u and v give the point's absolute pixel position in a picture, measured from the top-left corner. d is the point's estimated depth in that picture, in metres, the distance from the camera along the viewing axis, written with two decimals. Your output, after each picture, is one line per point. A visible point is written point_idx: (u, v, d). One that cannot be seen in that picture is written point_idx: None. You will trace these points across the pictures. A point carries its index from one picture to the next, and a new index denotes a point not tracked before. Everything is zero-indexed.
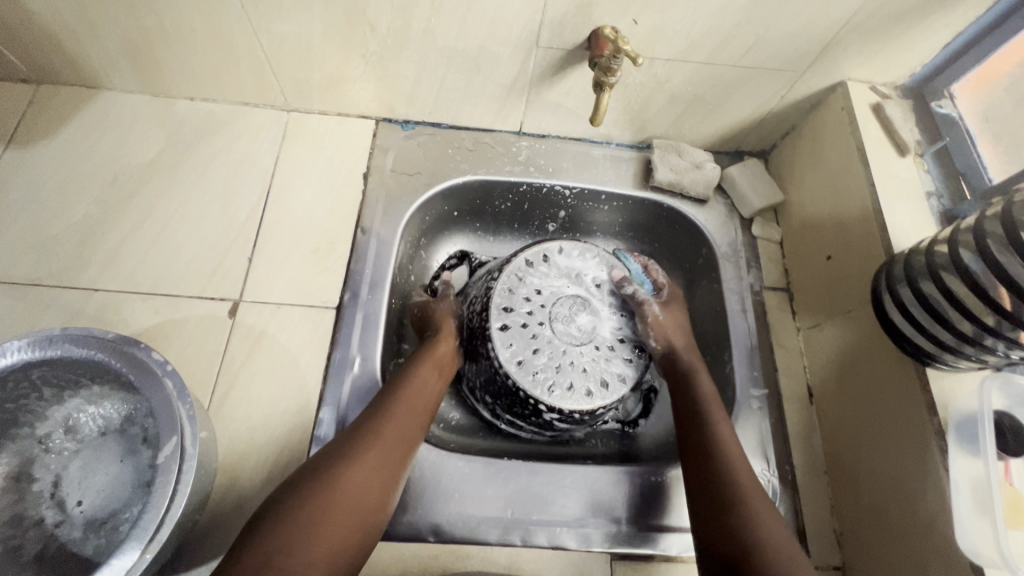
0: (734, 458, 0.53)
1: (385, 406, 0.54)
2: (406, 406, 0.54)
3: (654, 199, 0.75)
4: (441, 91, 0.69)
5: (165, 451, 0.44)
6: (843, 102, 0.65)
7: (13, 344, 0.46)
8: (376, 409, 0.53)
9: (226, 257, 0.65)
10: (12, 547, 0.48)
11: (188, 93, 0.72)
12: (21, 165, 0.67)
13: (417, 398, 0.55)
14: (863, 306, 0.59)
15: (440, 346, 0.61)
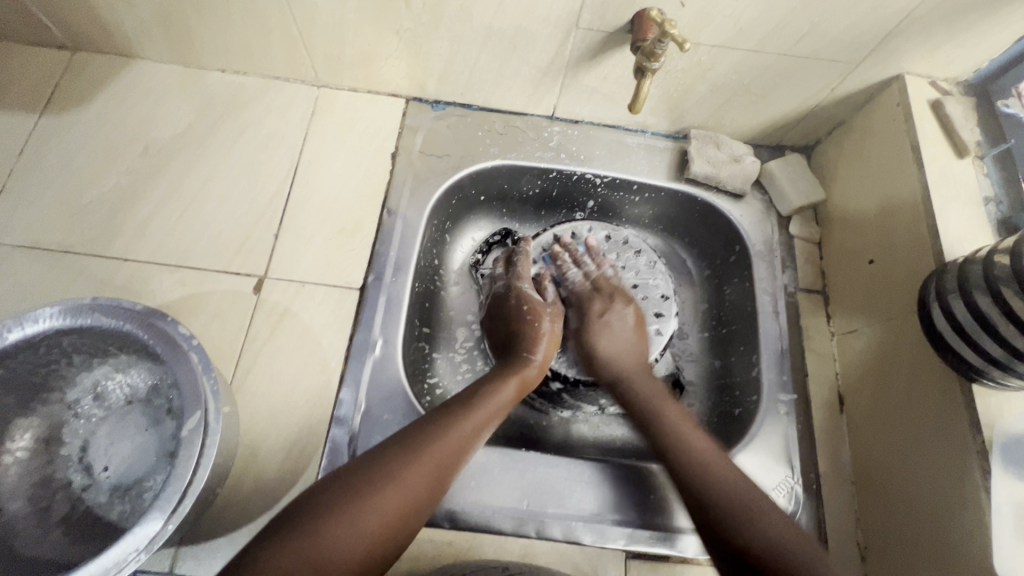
0: (701, 451, 0.50)
1: (450, 416, 0.49)
2: (477, 421, 0.49)
3: (689, 192, 0.73)
4: (474, 72, 0.67)
5: (189, 425, 0.45)
6: (899, 97, 0.62)
7: (46, 312, 0.46)
8: (438, 422, 0.48)
9: (253, 233, 0.65)
10: (41, 508, 0.49)
11: (219, 65, 0.71)
12: (55, 133, 0.67)
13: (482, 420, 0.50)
14: (905, 315, 0.56)
15: (533, 369, 0.57)
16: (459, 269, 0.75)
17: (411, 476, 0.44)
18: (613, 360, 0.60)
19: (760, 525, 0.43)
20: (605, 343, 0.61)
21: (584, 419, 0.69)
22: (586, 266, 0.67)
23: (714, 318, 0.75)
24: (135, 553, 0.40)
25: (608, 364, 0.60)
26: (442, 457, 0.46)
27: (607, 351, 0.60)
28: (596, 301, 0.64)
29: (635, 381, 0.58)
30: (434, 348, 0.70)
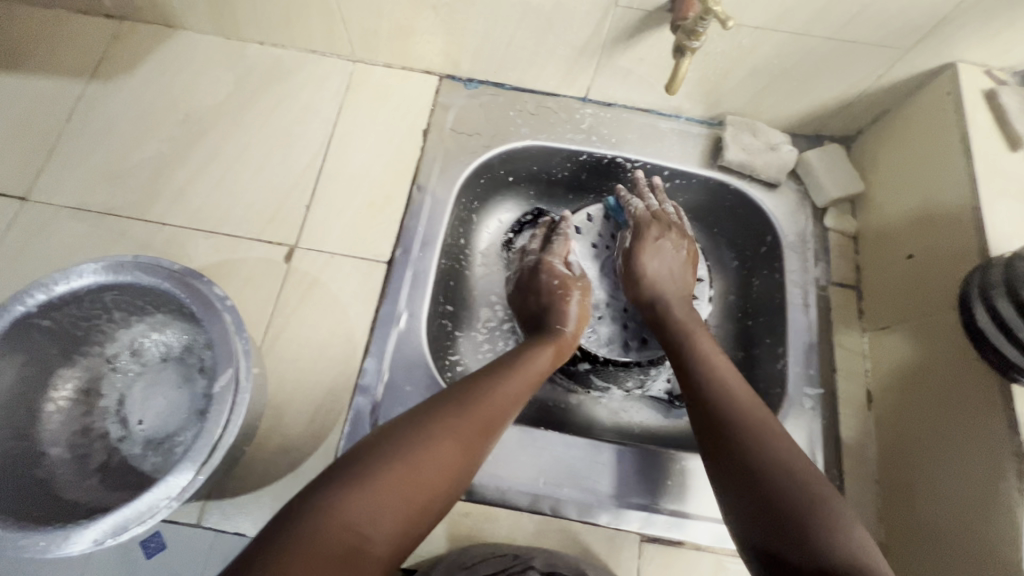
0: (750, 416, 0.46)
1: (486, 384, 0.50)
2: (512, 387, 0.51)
3: (721, 179, 0.71)
4: (508, 50, 0.67)
5: (221, 382, 0.46)
6: (950, 86, 0.59)
7: (91, 266, 0.48)
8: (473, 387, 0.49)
9: (286, 202, 0.66)
10: (80, 455, 0.52)
11: (259, 38, 0.72)
12: (102, 99, 0.70)
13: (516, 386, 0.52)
14: (944, 311, 0.54)
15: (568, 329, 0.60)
16: (485, 250, 0.75)
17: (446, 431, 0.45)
18: (662, 287, 0.62)
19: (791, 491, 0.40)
20: (654, 266, 0.63)
21: (606, 402, 0.69)
22: (648, 201, 0.68)
23: (741, 310, 0.73)
24: (168, 499, 0.42)
25: (657, 289, 0.62)
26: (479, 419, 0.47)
27: (654, 273, 0.63)
28: (652, 226, 0.65)
29: (696, 339, 0.55)
30: (457, 327, 0.70)
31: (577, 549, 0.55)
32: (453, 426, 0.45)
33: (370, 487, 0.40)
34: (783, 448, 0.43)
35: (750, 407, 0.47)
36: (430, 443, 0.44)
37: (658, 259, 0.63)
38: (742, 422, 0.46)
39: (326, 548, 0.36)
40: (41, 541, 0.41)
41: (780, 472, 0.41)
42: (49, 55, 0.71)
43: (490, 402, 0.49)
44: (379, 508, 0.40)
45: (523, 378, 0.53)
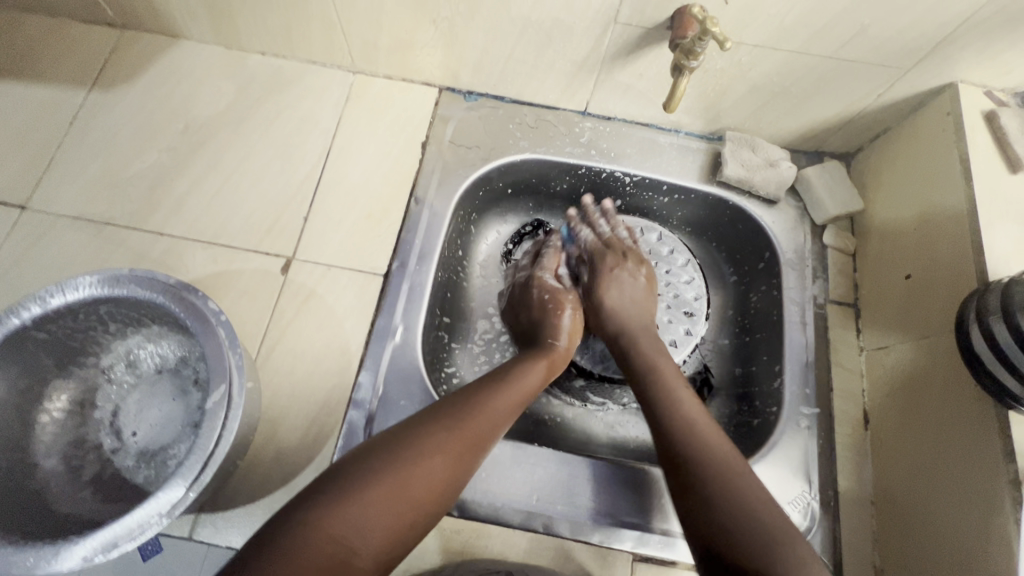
0: (703, 433, 0.48)
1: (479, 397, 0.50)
2: (506, 401, 0.51)
3: (720, 195, 0.71)
4: (508, 64, 0.67)
5: (214, 398, 0.46)
6: (950, 106, 0.59)
7: (86, 280, 0.48)
8: (466, 400, 0.49)
9: (284, 214, 0.66)
10: (73, 466, 0.52)
11: (260, 48, 0.72)
12: (102, 108, 0.70)
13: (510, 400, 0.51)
14: (942, 334, 0.54)
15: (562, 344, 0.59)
16: (482, 261, 0.75)
17: (438, 444, 0.45)
18: (622, 315, 0.60)
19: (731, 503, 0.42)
20: (616, 299, 0.61)
21: (601, 415, 0.69)
22: (598, 228, 0.68)
23: (739, 325, 0.73)
24: (157, 516, 0.42)
25: (616, 319, 0.60)
26: (471, 433, 0.47)
27: (614, 303, 0.61)
28: (607, 256, 0.65)
29: (671, 385, 0.53)
30: (453, 338, 0.70)
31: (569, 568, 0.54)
32: (444, 440, 0.45)
33: (360, 503, 0.40)
34: (758, 505, 0.42)
35: (720, 450, 0.46)
36: (422, 458, 0.44)
37: (614, 288, 0.62)
38: (706, 466, 0.45)
39: (310, 564, 0.36)
40: (30, 558, 0.41)
41: (737, 521, 0.41)
42: (51, 63, 0.71)
43: (481, 416, 0.48)
44: (368, 524, 0.39)
45: (518, 390, 0.52)
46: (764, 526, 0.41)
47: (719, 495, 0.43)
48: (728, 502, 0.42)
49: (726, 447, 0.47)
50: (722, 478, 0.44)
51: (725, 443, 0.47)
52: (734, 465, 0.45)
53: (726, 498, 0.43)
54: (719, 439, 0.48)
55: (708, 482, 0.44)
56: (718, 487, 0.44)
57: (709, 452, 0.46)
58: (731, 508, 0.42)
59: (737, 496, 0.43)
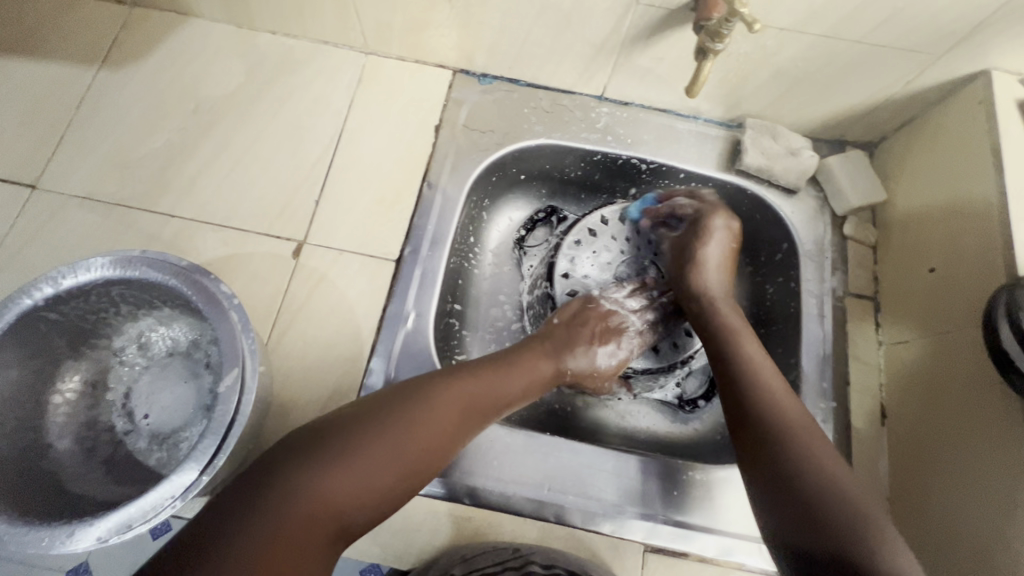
0: (780, 404, 0.47)
1: (495, 374, 0.52)
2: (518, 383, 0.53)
3: (739, 184, 0.69)
4: (525, 46, 0.65)
5: (227, 381, 0.46)
6: (982, 95, 0.57)
7: (98, 261, 0.47)
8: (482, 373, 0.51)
9: (295, 197, 0.65)
10: (87, 448, 0.52)
11: (272, 27, 0.71)
12: (112, 87, 0.69)
13: (516, 379, 0.53)
14: (966, 328, 0.52)
15: (586, 325, 0.60)
16: (494, 248, 0.74)
17: (441, 409, 0.47)
18: (708, 278, 0.61)
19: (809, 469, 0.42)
20: (702, 280, 0.61)
21: (612, 405, 0.69)
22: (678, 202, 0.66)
23: (753, 316, 0.72)
24: (172, 499, 0.42)
25: (704, 281, 0.61)
26: (473, 402, 0.49)
27: (715, 286, 0.61)
28: (711, 223, 0.63)
29: (742, 345, 0.53)
30: (464, 325, 0.70)
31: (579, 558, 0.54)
32: (452, 400, 0.47)
33: (355, 473, 0.41)
34: (829, 462, 0.43)
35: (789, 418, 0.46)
36: (418, 425, 0.45)
37: (706, 261, 0.62)
38: (782, 438, 0.45)
39: (297, 518, 0.39)
40: (46, 539, 0.41)
41: (816, 492, 0.41)
42: (61, 41, 0.70)
43: (481, 390, 0.50)
44: (360, 495, 0.41)
45: (527, 372, 0.54)
46: (823, 472, 0.42)
47: (787, 451, 0.44)
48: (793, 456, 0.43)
49: (796, 408, 0.47)
50: (799, 441, 0.44)
51: (788, 401, 0.48)
52: (798, 425, 0.45)
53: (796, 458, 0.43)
54: (790, 408, 0.47)
55: (778, 441, 0.44)
56: (786, 444, 0.44)
57: (774, 408, 0.47)
58: (800, 461, 0.43)
59: (806, 450, 0.43)
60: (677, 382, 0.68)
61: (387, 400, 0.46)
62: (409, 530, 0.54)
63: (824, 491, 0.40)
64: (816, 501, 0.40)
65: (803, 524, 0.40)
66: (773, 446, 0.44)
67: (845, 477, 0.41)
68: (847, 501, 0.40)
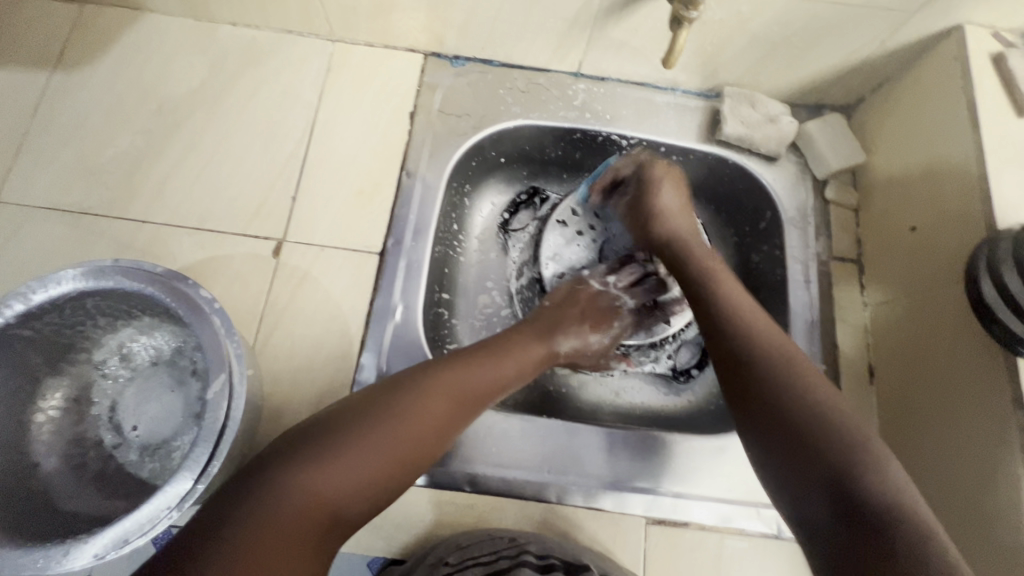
0: (757, 330, 0.47)
1: (483, 360, 0.51)
2: (508, 368, 0.52)
3: (719, 154, 0.69)
4: (496, 24, 0.63)
5: (214, 388, 0.44)
6: (956, 50, 0.57)
7: (70, 273, 0.46)
8: (466, 360, 0.50)
9: (271, 194, 0.63)
10: (75, 465, 0.51)
11: (232, 18, 0.68)
12: (68, 90, 0.66)
13: (505, 365, 0.52)
14: (950, 284, 0.53)
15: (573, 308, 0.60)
16: (479, 234, 0.73)
17: (433, 402, 0.46)
18: (672, 224, 0.60)
19: (796, 400, 0.42)
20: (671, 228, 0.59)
21: (607, 382, 0.69)
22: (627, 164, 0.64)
23: (741, 286, 0.72)
24: (167, 510, 0.41)
25: (667, 227, 0.59)
26: (462, 393, 0.48)
27: (677, 230, 0.59)
28: (657, 167, 0.62)
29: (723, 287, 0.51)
30: (453, 314, 0.69)
31: (583, 535, 0.55)
32: (440, 393, 0.47)
33: (348, 466, 0.41)
34: (815, 393, 0.42)
35: (776, 346, 0.46)
36: (417, 411, 0.45)
37: (676, 203, 0.61)
38: (769, 362, 0.45)
39: (288, 515, 0.38)
40: (40, 559, 0.40)
41: (810, 422, 0.40)
42: (7, 44, 0.67)
43: (477, 380, 0.50)
44: (353, 487, 0.41)
45: (518, 358, 0.54)
46: (823, 407, 0.41)
47: (775, 382, 0.43)
48: (782, 385, 0.43)
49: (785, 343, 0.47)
50: (787, 374, 0.43)
51: (776, 336, 0.47)
52: (785, 360, 0.45)
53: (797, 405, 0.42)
54: (772, 336, 0.47)
55: (768, 379, 0.44)
56: (771, 375, 0.44)
57: (762, 344, 0.46)
58: (785, 397, 0.42)
59: (793, 389, 0.42)
60: (670, 355, 0.68)
61: (385, 390, 0.46)
62: (413, 521, 0.54)
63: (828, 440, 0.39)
64: (810, 435, 0.40)
65: (799, 461, 0.39)
66: (758, 374, 0.44)
67: (842, 411, 0.41)
68: (839, 436, 0.39)
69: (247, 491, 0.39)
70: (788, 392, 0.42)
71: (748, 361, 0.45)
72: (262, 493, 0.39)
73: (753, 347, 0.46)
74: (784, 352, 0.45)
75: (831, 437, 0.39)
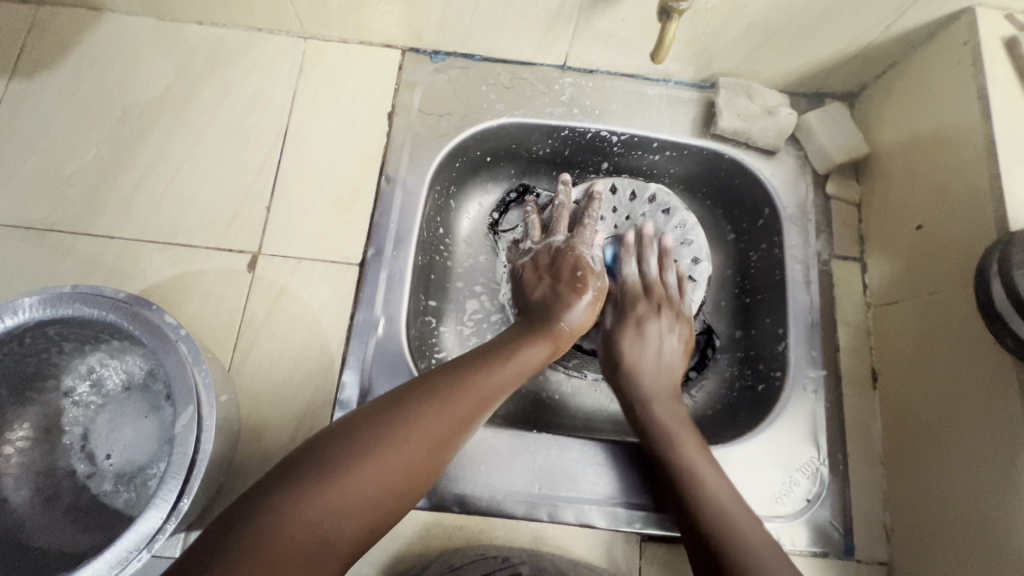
0: (669, 425, 0.52)
1: (483, 360, 0.49)
2: (510, 370, 0.49)
3: (714, 149, 0.66)
4: (475, 17, 0.60)
5: (182, 421, 0.42)
6: (966, 35, 0.53)
7: (25, 302, 0.43)
8: (471, 362, 0.48)
9: (244, 204, 0.61)
10: (47, 497, 0.49)
11: (197, 17, 0.65)
12: (27, 98, 0.63)
13: (512, 367, 0.49)
14: (958, 287, 0.50)
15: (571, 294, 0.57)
16: (466, 237, 0.70)
17: (437, 409, 0.43)
18: (642, 372, 0.56)
19: (701, 489, 0.47)
20: (636, 353, 0.57)
21: (601, 388, 0.67)
22: (647, 264, 0.62)
23: (739, 285, 0.70)
24: (135, 552, 0.39)
25: (630, 354, 0.57)
26: (469, 397, 0.45)
27: (631, 357, 0.57)
28: (644, 306, 0.60)
29: (652, 408, 0.54)
30: (441, 321, 0.66)
31: (575, 554, 0.53)
32: (445, 396, 0.44)
33: (344, 484, 0.38)
34: (716, 488, 0.47)
35: (686, 442, 0.51)
36: (429, 418, 0.42)
37: (661, 320, 0.59)
38: (674, 457, 0.50)
39: (278, 533, 0.35)
40: None
41: (710, 515, 0.45)
42: None
43: (489, 382, 0.47)
44: (348, 503, 0.38)
45: (523, 361, 0.50)
46: (723, 506, 0.45)
47: (673, 472, 0.49)
48: (680, 475, 0.48)
49: (695, 439, 0.52)
50: (686, 467, 0.49)
51: (687, 432, 0.52)
52: (681, 449, 0.50)
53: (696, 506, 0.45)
54: (680, 425, 0.53)
55: (671, 468, 0.49)
56: (667, 463, 0.50)
57: (671, 433, 0.52)
58: (681, 484, 0.48)
59: (691, 477, 0.48)
60: None
61: (393, 399, 0.43)
62: (400, 544, 0.52)
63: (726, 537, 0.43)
64: (710, 525, 0.44)
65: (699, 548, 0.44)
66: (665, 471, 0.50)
67: (733, 498, 0.46)
68: (732, 531, 0.43)
69: (226, 518, 0.36)
70: (688, 483, 0.47)
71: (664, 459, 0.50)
72: (247, 512, 0.35)
73: (655, 439, 0.52)
74: (686, 446, 0.50)
75: (727, 532, 0.43)
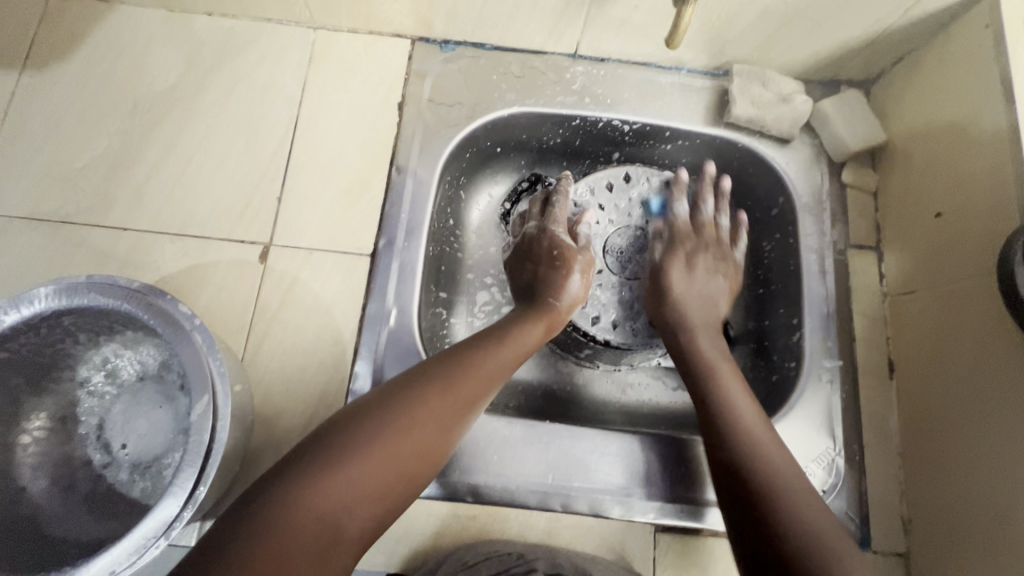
0: (735, 396, 0.49)
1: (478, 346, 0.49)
2: (505, 356, 0.49)
3: (728, 137, 0.65)
4: (486, 5, 0.59)
5: (197, 409, 0.42)
6: (988, 18, 0.52)
7: (41, 292, 0.44)
8: (465, 348, 0.48)
9: (255, 195, 0.60)
10: (64, 486, 0.50)
11: (207, 7, 0.64)
12: (38, 91, 0.63)
13: (507, 353, 0.49)
14: (979, 275, 0.49)
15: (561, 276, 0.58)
16: (477, 228, 0.70)
17: (434, 396, 0.43)
18: (685, 306, 0.58)
19: (752, 447, 0.45)
20: (682, 284, 0.59)
21: (612, 378, 0.67)
22: (703, 205, 0.64)
23: (753, 275, 0.69)
24: (153, 539, 0.39)
25: (678, 281, 0.59)
26: (464, 383, 0.45)
27: (681, 291, 0.59)
28: (691, 240, 0.62)
29: (697, 337, 0.55)
30: (451, 313, 0.66)
31: (589, 544, 0.53)
32: (442, 381, 0.44)
33: (349, 472, 0.38)
34: (772, 450, 0.45)
35: (747, 408, 0.48)
36: (430, 403, 0.43)
37: (708, 268, 0.61)
38: (733, 419, 0.47)
39: (288, 523, 0.34)
40: None
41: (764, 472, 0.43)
42: None
43: (486, 367, 0.47)
44: (354, 492, 0.37)
45: (518, 346, 0.50)
46: (769, 465, 0.43)
47: (737, 438, 0.45)
48: (741, 437, 0.45)
49: (743, 385, 0.51)
50: (740, 428, 0.46)
51: (744, 397, 0.49)
52: (745, 416, 0.47)
53: (733, 421, 0.47)
54: (741, 393, 0.49)
55: (727, 423, 0.47)
56: (737, 433, 0.46)
57: (729, 404, 0.48)
58: (742, 441, 0.45)
59: (749, 441, 0.45)
60: None
61: (393, 388, 0.44)
62: (413, 535, 0.52)
63: (754, 450, 0.45)
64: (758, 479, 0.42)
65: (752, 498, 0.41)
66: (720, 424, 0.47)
67: (786, 461, 0.44)
68: (780, 488, 0.41)
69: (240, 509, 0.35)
70: (754, 451, 0.44)
71: (718, 415, 0.48)
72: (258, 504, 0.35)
73: (716, 398, 0.49)
74: (744, 410, 0.48)
75: (775, 489, 0.41)
